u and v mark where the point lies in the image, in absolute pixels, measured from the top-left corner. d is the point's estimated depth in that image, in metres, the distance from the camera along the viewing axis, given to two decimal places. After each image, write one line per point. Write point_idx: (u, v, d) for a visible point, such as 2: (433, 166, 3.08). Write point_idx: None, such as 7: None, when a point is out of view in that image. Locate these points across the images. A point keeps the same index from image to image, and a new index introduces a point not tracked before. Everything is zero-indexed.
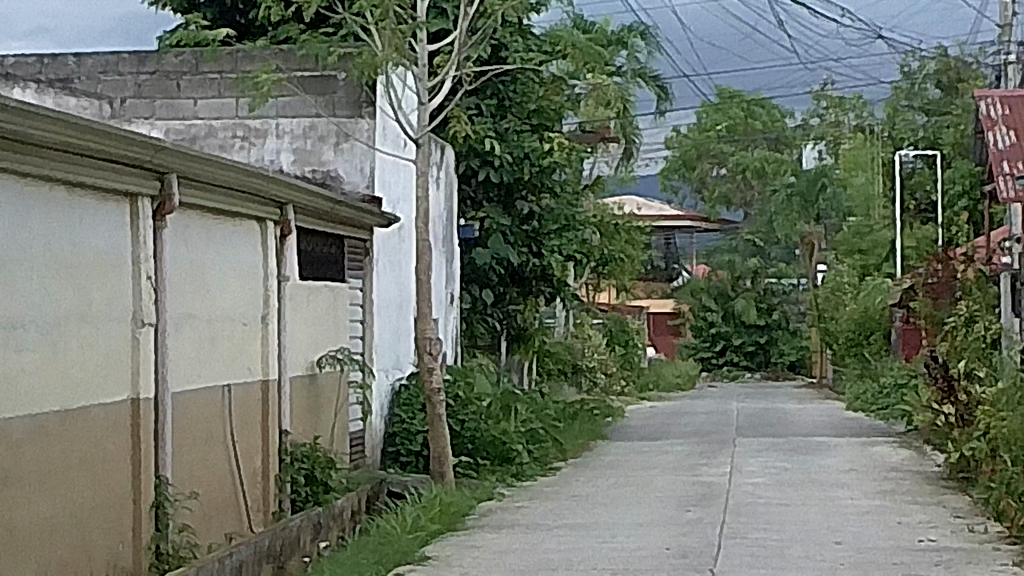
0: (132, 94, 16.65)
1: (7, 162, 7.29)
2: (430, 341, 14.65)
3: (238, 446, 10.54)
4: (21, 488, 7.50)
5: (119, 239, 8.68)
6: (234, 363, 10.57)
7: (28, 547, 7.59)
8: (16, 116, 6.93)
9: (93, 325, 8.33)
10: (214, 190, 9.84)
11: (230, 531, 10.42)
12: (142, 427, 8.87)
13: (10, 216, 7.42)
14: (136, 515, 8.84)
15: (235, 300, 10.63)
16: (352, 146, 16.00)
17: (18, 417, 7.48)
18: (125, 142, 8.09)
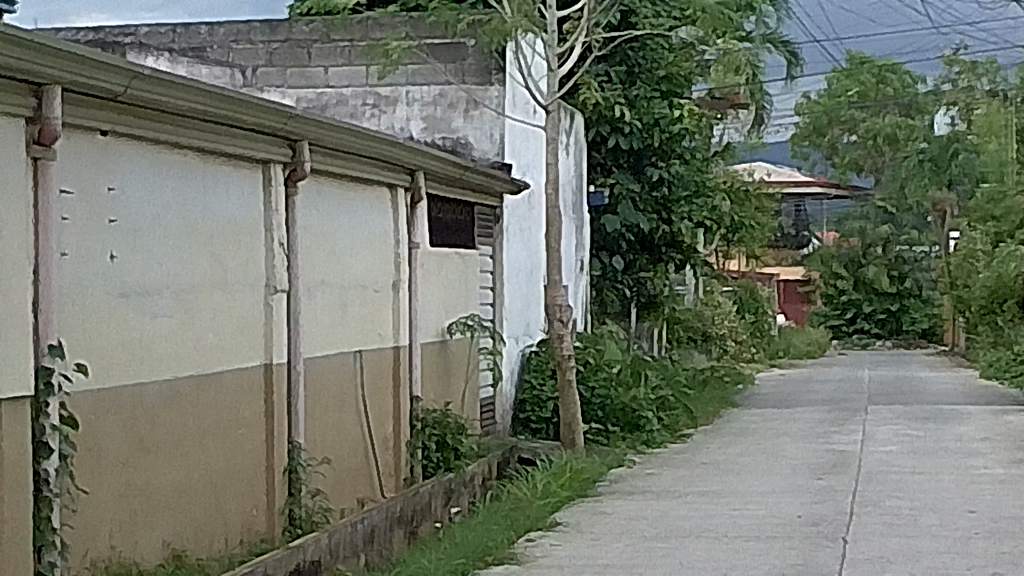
0: (264, 63, 16.82)
1: (144, 130, 7.37)
2: (560, 308, 14.62)
3: (370, 412, 10.60)
4: (158, 452, 7.59)
5: (253, 206, 8.74)
6: (366, 328, 10.62)
7: (165, 511, 7.69)
8: (151, 84, 6.97)
9: (228, 291, 8.40)
10: (344, 157, 9.86)
11: (363, 498, 10.48)
12: (276, 393, 8.93)
13: (147, 183, 7.51)
14: (271, 480, 8.91)
15: (366, 266, 10.67)
16: (482, 113, 16.06)
17: (154, 382, 7.57)
18: (258, 109, 8.14)
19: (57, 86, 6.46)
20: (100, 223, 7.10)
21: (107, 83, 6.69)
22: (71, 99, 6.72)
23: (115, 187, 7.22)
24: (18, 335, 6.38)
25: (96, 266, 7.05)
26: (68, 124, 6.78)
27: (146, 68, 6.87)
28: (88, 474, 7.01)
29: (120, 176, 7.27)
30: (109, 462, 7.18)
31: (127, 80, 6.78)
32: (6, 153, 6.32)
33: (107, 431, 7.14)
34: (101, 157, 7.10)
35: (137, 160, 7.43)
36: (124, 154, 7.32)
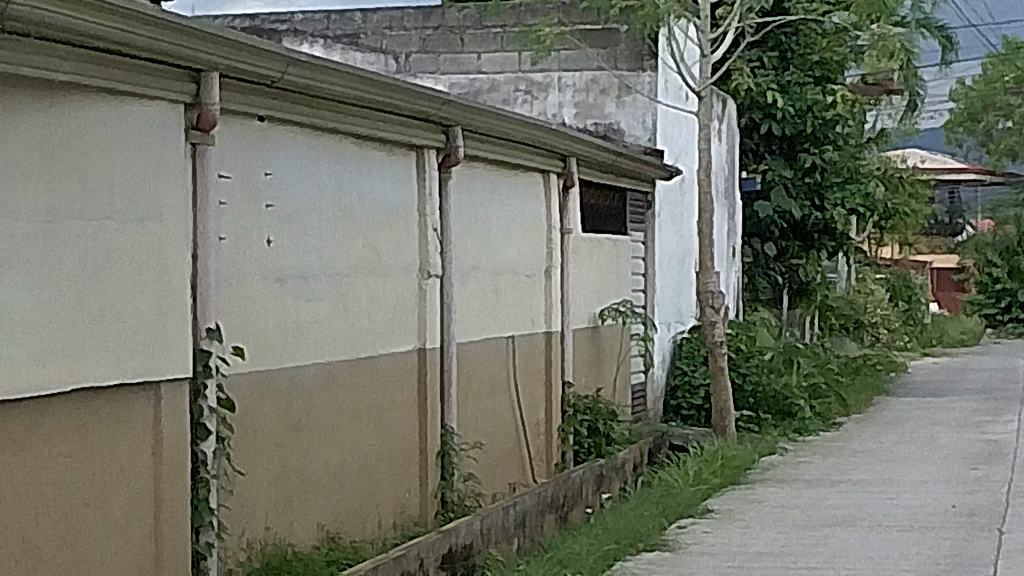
0: (418, 49, 16.98)
1: (301, 115, 7.42)
2: (713, 295, 14.55)
3: (522, 396, 10.63)
4: (313, 435, 7.66)
5: (407, 191, 8.78)
6: (519, 314, 10.64)
7: (320, 494, 7.76)
8: (307, 72, 7.03)
9: (382, 275, 8.46)
10: (498, 141, 9.89)
11: (514, 482, 10.50)
12: (429, 378, 8.97)
13: (302, 168, 7.57)
14: (423, 463, 8.94)
15: (519, 253, 10.70)
16: (634, 99, 15.94)
17: (309, 366, 7.64)
18: (413, 95, 8.17)
19: (214, 74, 6.53)
20: (257, 208, 7.17)
21: (263, 70, 6.76)
22: (230, 85, 6.79)
23: (271, 173, 7.29)
24: (178, 319, 6.48)
25: (252, 251, 7.14)
26: (225, 111, 6.85)
27: (303, 55, 6.92)
28: (245, 456, 7.09)
29: (277, 160, 7.33)
30: (264, 447, 7.26)
31: (283, 67, 6.84)
32: (167, 141, 6.41)
33: (263, 415, 7.23)
34: (258, 142, 7.17)
35: (294, 146, 7.50)
36: (280, 141, 7.39)
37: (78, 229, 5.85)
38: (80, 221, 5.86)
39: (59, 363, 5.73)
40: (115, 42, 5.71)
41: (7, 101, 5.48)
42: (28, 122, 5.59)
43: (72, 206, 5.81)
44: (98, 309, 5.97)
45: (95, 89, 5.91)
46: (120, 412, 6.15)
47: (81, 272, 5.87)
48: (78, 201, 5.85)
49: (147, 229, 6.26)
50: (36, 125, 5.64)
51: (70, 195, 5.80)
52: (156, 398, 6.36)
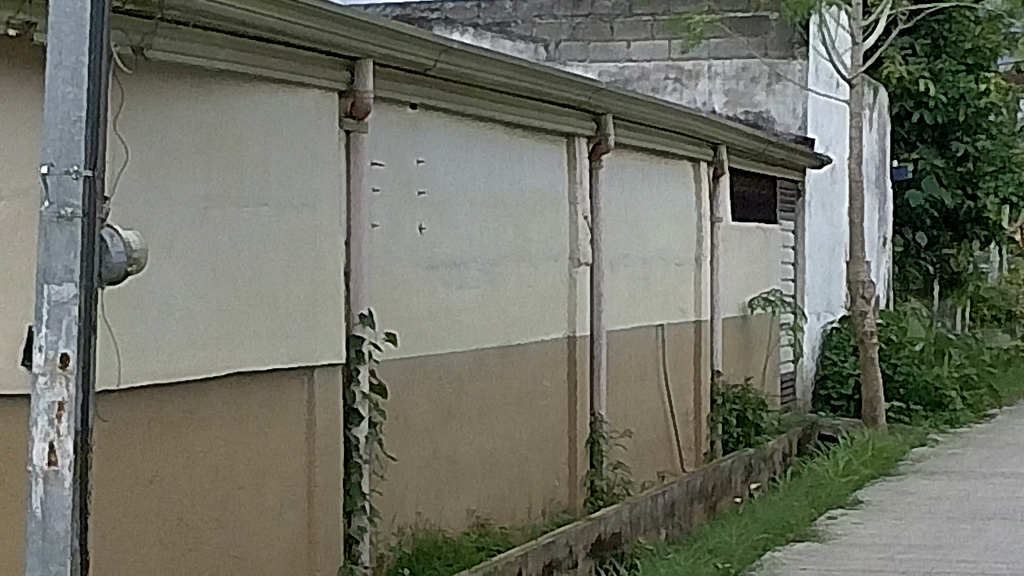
0: (568, 37, 17.02)
1: (453, 102, 7.45)
2: (864, 284, 14.42)
3: (671, 384, 10.62)
4: (463, 421, 7.71)
5: (558, 179, 8.79)
6: (669, 302, 10.64)
7: (470, 479, 7.80)
8: (460, 58, 7.04)
9: (532, 262, 8.48)
10: (649, 129, 9.87)
11: (663, 471, 10.49)
12: (579, 365, 8.98)
13: (455, 155, 7.61)
14: (572, 451, 8.97)
15: (669, 241, 10.68)
16: (784, 87, 15.87)
17: (460, 352, 7.68)
18: (566, 84, 8.17)
19: (368, 60, 6.57)
20: (410, 195, 7.22)
21: (415, 57, 6.79)
22: (384, 73, 6.83)
23: (424, 160, 7.33)
24: (331, 304, 6.54)
25: (405, 238, 7.19)
26: (379, 98, 6.89)
27: (456, 42, 6.95)
28: (396, 441, 7.15)
29: (430, 148, 7.37)
30: (417, 433, 7.32)
31: (436, 55, 6.87)
32: (321, 129, 6.46)
33: (415, 402, 7.28)
34: (410, 130, 7.21)
35: (446, 133, 7.53)
36: (434, 127, 7.42)
37: (233, 215, 5.92)
38: (236, 207, 5.93)
39: (214, 347, 5.80)
40: (273, 30, 5.75)
41: (166, 89, 5.56)
42: (187, 109, 5.67)
43: (229, 192, 5.89)
44: (254, 294, 6.04)
45: (251, 77, 5.96)
46: (274, 396, 6.21)
47: (238, 257, 5.94)
48: (234, 187, 5.92)
49: (301, 215, 6.33)
50: (195, 112, 5.71)
51: (226, 181, 5.87)
52: (309, 383, 6.41)
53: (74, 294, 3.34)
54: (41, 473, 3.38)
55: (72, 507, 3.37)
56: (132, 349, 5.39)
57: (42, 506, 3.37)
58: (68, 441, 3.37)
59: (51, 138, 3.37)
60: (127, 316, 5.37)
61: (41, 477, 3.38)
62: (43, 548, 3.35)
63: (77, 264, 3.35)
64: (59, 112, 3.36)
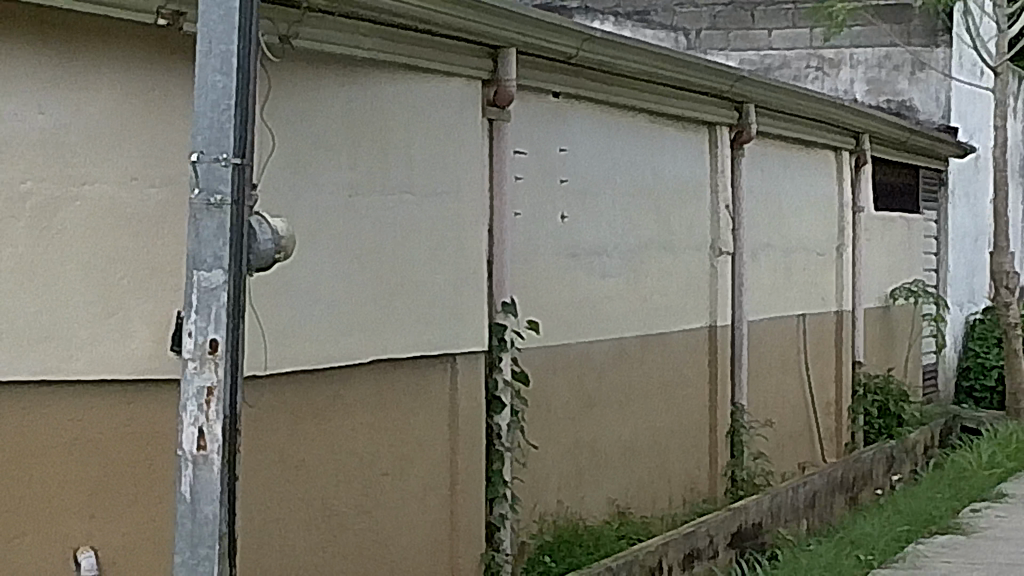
0: (708, 26, 16.95)
1: (596, 91, 7.44)
2: (1008, 275, 14.27)
3: (812, 374, 10.56)
4: (604, 410, 7.72)
5: (700, 168, 8.76)
6: (810, 293, 10.58)
7: (611, 468, 7.81)
8: (602, 46, 7.03)
9: (674, 251, 8.46)
10: (792, 117, 9.82)
11: (804, 461, 10.44)
12: (720, 355, 8.96)
13: (597, 144, 7.60)
14: (713, 441, 8.95)
15: (811, 230, 10.62)
16: (927, 76, 15.78)
17: (602, 341, 7.68)
18: (709, 72, 8.13)
19: (510, 49, 6.58)
20: (552, 183, 7.23)
21: (558, 45, 6.79)
22: (527, 61, 6.83)
23: (566, 149, 7.33)
24: (474, 291, 6.55)
25: (548, 226, 7.21)
26: (522, 87, 6.90)
27: (599, 30, 6.93)
28: (538, 429, 7.17)
29: (571, 137, 7.37)
30: (558, 420, 7.33)
31: (579, 43, 6.86)
32: (464, 117, 6.48)
33: (557, 390, 7.30)
34: (553, 119, 7.21)
35: (589, 122, 7.53)
36: (576, 115, 7.42)
37: (378, 202, 5.96)
38: (380, 194, 5.97)
39: (359, 334, 5.84)
40: (417, 19, 5.77)
41: (312, 78, 5.61)
42: (333, 97, 5.71)
43: (374, 179, 5.93)
44: (398, 282, 6.07)
45: (396, 66, 6.00)
46: (418, 383, 6.25)
47: (383, 244, 5.98)
48: (379, 174, 5.96)
49: (446, 203, 6.36)
50: (341, 100, 5.75)
51: (372, 168, 5.92)
52: (452, 372, 6.44)
53: (223, 280, 3.37)
54: (190, 458, 3.44)
55: (219, 492, 3.40)
56: (279, 335, 5.44)
57: (192, 490, 3.40)
58: (218, 426, 3.42)
59: (201, 127, 3.39)
60: (274, 303, 5.43)
61: (191, 461, 3.44)
62: (192, 533, 3.35)
63: (226, 251, 3.38)
64: (208, 101, 3.38)
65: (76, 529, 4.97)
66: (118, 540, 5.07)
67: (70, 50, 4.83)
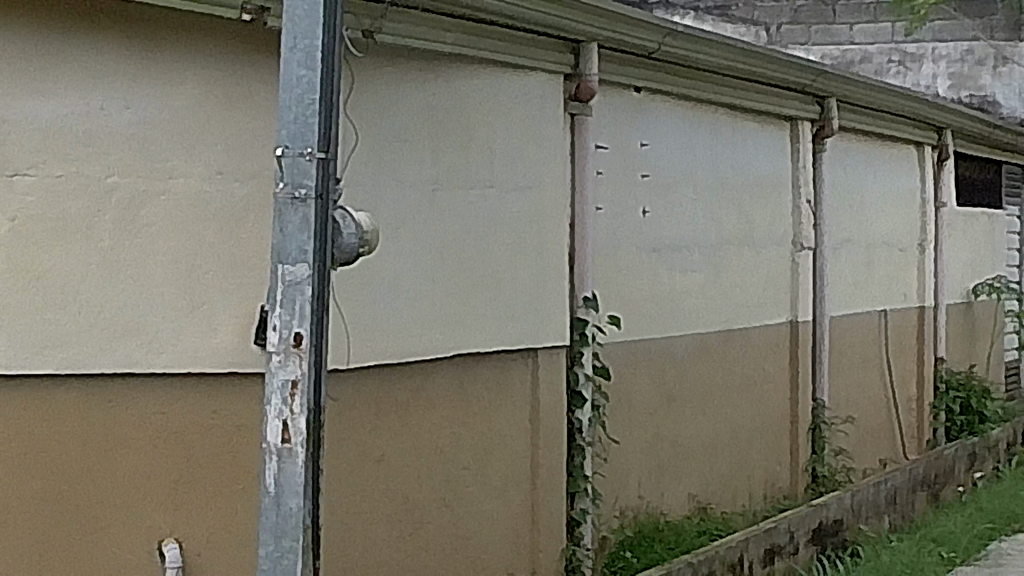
0: (789, 20, 16.70)
1: (677, 86, 7.42)
2: None
3: (893, 370, 10.50)
4: (685, 406, 7.71)
5: (782, 162, 8.72)
6: (891, 288, 10.52)
7: (692, 463, 7.80)
8: (684, 40, 7.00)
9: (755, 246, 8.43)
10: (875, 112, 9.78)
11: (884, 458, 10.39)
12: (801, 350, 8.92)
13: (679, 138, 7.59)
14: (794, 436, 8.91)
15: (892, 225, 10.56)
16: (1010, 70, 15.76)
17: (683, 336, 7.67)
18: (790, 66, 8.10)
19: (593, 44, 6.56)
20: (633, 178, 7.22)
21: (640, 39, 6.77)
22: (608, 56, 6.82)
23: (648, 144, 7.32)
24: (556, 286, 6.55)
25: (629, 221, 7.20)
26: (604, 82, 6.89)
27: (680, 25, 6.92)
28: (620, 424, 7.17)
29: (653, 131, 7.36)
30: (638, 416, 7.32)
31: (660, 38, 6.84)
32: (545, 113, 6.47)
33: (638, 385, 7.30)
34: (635, 114, 7.20)
35: (671, 117, 7.51)
36: (658, 110, 7.41)
37: (460, 197, 5.96)
38: (463, 188, 5.98)
39: (441, 328, 5.85)
40: (499, 13, 5.77)
41: (395, 73, 5.62)
42: (416, 93, 5.72)
43: (456, 174, 5.94)
44: (480, 276, 6.07)
45: (478, 61, 6.00)
46: (500, 377, 6.26)
47: (465, 239, 5.98)
48: (462, 169, 5.97)
49: (527, 198, 6.36)
50: (423, 95, 5.76)
51: (454, 163, 5.92)
52: (534, 367, 6.43)
53: (308, 275, 3.38)
54: (275, 451, 3.45)
55: (304, 485, 3.40)
56: (361, 330, 5.46)
57: (275, 483, 3.43)
58: (302, 420, 3.43)
59: (286, 121, 3.41)
60: (355, 297, 5.44)
61: (275, 454, 3.45)
62: (274, 524, 3.38)
63: (311, 245, 3.38)
64: (293, 95, 3.41)
65: (159, 521, 5.00)
66: (202, 533, 5.11)
67: (155, 46, 4.87)
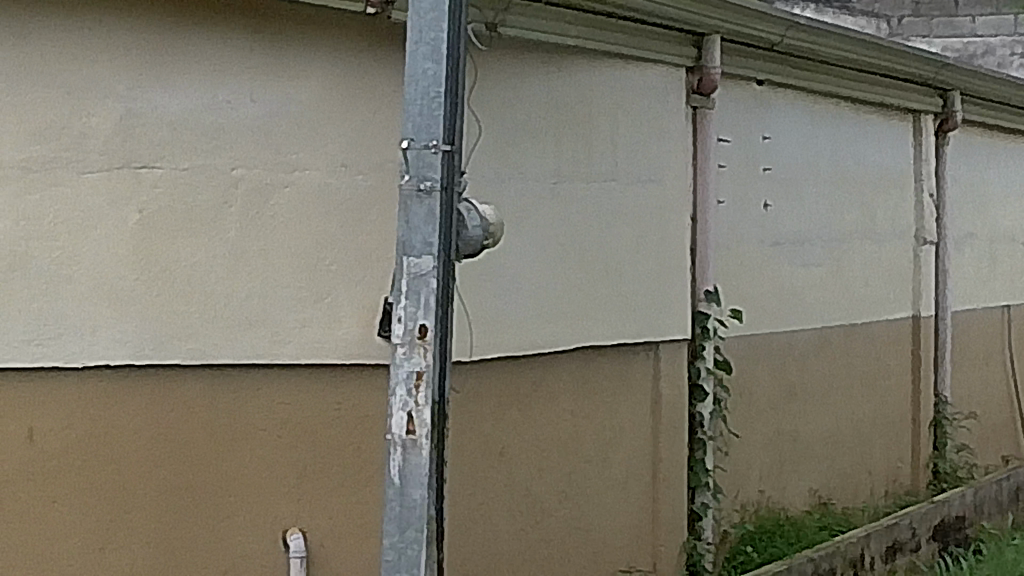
0: (910, 14, 17.14)
1: (800, 79, 7.38)
2: None
3: (1017, 366, 10.41)
4: (805, 400, 7.68)
5: (905, 156, 8.66)
6: (1015, 284, 10.43)
7: (812, 457, 7.77)
8: (806, 33, 6.96)
9: (877, 240, 8.38)
10: (1002, 105, 9.68)
11: (1009, 454, 10.30)
12: (923, 345, 8.86)
13: (801, 131, 7.55)
14: (916, 432, 8.85)
15: (1017, 220, 10.47)
16: None
17: (804, 331, 7.63)
18: (914, 59, 8.03)
19: (716, 36, 6.50)
20: (755, 171, 7.19)
21: (762, 32, 6.73)
22: (730, 49, 6.78)
23: (769, 137, 7.29)
24: (678, 279, 6.53)
25: (751, 216, 7.18)
26: (726, 75, 6.86)
27: (802, 18, 6.87)
28: (740, 418, 7.15)
29: (775, 124, 7.33)
30: (758, 410, 7.30)
31: (783, 30, 6.80)
32: (667, 105, 6.45)
33: (758, 378, 7.27)
34: (757, 107, 7.18)
35: (793, 110, 7.48)
36: (781, 103, 7.38)
37: (582, 190, 5.96)
38: (585, 180, 5.98)
39: (563, 321, 5.85)
40: (621, 6, 5.75)
41: (517, 65, 5.63)
42: (537, 86, 5.73)
43: (578, 166, 5.94)
44: (603, 269, 6.07)
45: (601, 54, 5.99)
46: (620, 370, 6.24)
47: (587, 231, 5.98)
48: (585, 161, 5.97)
49: (650, 191, 6.35)
50: (545, 88, 5.76)
51: (576, 155, 5.92)
52: (654, 360, 6.42)
53: (433, 267, 3.35)
54: (399, 443, 3.38)
55: (427, 477, 3.36)
56: (484, 322, 5.48)
57: (401, 475, 3.36)
58: (427, 412, 3.38)
59: (411, 113, 3.36)
60: (479, 289, 5.47)
61: (400, 445, 3.38)
62: (400, 515, 3.32)
63: (436, 237, 3.36)
64: (419, 88, 3.35)
65: (282, 511, 5.04)
66: (327, 523, 5.16)
67: (280, 40, 4.91)
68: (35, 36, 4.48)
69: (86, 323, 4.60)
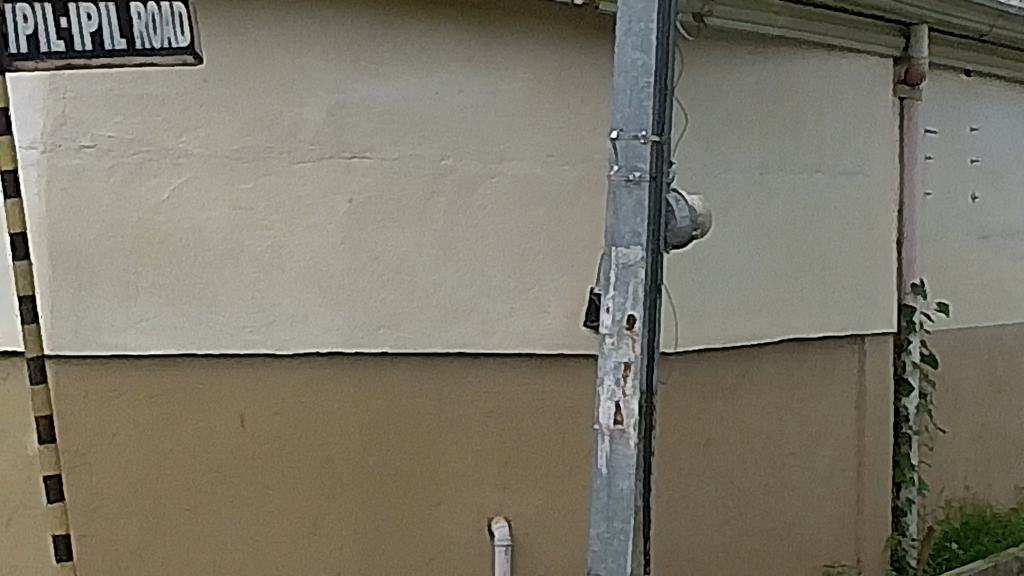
0: None
1: (1008, 69, 7.27)
2: None
3: None
4: (1010, 394, 7.59)
5: None
6: None
7: (1016, 452, 7.68)
8: (1014, 21, 6.85)
9: None
10: None
11: None
12: None
13: (1010, 121, 7.43)
14: None
15: None
16: None
17: (1011, 324, 7.53)
18: None
19: (926, 26, 6.40)
20: (964, 162, 7.09)
21: (970, 21, 6.64)
22: (940, 39, 6.68)
23: (978, 128, 7.19)
24: (883, 272, 6.45)
25: (958, 207, 7.07)
26: (935, 65, 6.76)
27: (1012, 7, 6.76)
28: (947, 413, 7.07)
29: (984, 115, 7.22)
30: (964, 406, 7.22)
31: (992, 20, 6.70)
32: (875, 96, 6.34)
33: (965, 372, 7.18)
34: (966, 98, 7.08)
35: (1003, 100, 7.36)
36: (990, 94, 7.27)
37: (788, 181, 5.92)
38: (792, 172, 5.93)
39: (768, 313, 5.82)
40: None
41: (724, 56, 5.58)
42: (745, 77, 5.69)
43: (786, 158, 5.89)
44: (809, 261, 6.04)
45: (807, 44, 5.93)
46: (826, 364, 6.19)
47: (793, 223, 5.95)
48: (791, 153, 5.92)
49: (857, 183, 6.27)
50: (752, 80, 5.72)
51: (782, 147, 5.87)
52: (861, 352, 6.35)
53: (641, 257, 3.22)
54: (607, 432, 3.29)
55: (636, 469, 3.26)
56: (689, 313, 5.48)
57: (608, 464, 3.28)
58: (635, 402, 3.27)
59: (620, 104, 3.26)
60: (682, 280, 5.46)
61: (607, 435, 3.29)
62: (607, 504, 3.26)
63: (645, 228, 3.22)
64: (628, 78, 3.26)
65: (487, 499, 5.08)
66: (532, 512, 5.18)
67: (489, 31, 4.92)
68: (250, 26, 4.54)
69: (298, 311, 4.64)
